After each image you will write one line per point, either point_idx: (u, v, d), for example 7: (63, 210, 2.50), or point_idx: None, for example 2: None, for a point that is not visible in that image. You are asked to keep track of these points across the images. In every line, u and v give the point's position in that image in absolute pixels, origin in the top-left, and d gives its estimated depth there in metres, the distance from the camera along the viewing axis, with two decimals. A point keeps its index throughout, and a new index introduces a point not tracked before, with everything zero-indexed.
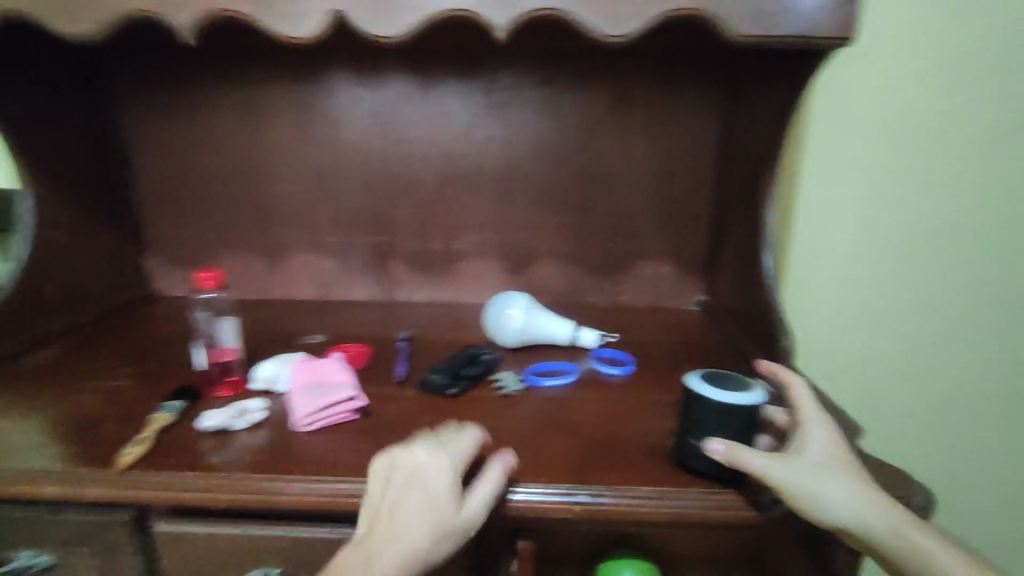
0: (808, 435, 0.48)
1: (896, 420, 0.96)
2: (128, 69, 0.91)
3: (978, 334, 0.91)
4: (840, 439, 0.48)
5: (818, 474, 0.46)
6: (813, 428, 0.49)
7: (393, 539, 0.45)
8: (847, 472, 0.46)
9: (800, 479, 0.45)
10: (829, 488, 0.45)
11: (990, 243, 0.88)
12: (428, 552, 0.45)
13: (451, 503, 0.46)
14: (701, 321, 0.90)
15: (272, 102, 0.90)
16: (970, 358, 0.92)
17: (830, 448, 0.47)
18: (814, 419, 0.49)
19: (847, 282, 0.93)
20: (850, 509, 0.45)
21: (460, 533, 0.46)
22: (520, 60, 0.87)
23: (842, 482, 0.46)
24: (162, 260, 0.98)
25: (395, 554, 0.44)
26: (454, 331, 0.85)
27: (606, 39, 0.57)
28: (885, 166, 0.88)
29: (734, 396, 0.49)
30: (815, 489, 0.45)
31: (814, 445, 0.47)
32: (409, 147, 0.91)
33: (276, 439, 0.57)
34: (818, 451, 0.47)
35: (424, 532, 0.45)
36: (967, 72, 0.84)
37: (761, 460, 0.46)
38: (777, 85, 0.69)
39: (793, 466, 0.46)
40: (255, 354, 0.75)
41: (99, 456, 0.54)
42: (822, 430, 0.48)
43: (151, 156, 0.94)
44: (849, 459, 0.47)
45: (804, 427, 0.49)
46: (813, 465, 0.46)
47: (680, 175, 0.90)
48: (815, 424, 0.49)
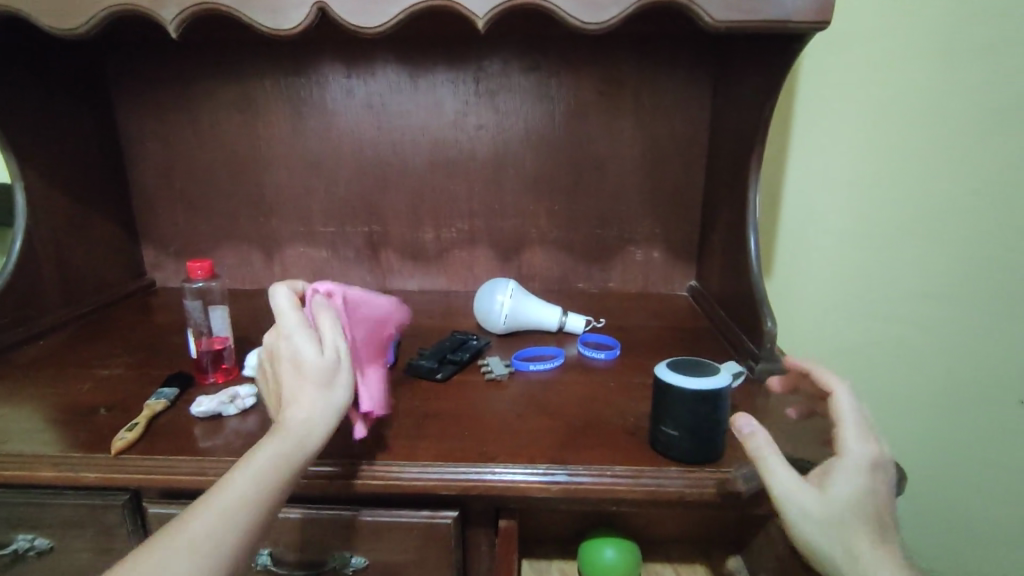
0: (841, 477, 0.42)
1: (886, 403, 0.97)
2: (120, 64, 0.91)
3: (967, 316, 0.91)
4: (880, 491, 0.42)
5: (828, 526, 0.40)
6: (851, 475, 0.42)
7: (286, 402, 0.46)
8: (865, 534, 0.40)
9: (807, 512, 0.40)
10: (834, 533, 0.40)
11: (979, 224, 0.87)
12: (330, 402, 0.46)
13: (309, 346, 0.47)
14: (689, 306, 0.91)
15: (261, 93, 0.91)
16: (960, 339, 0.92)
17: (858, 500, 0.41)
18: (860, 455, 0.43)
19: (833, 264, 0.95)
20: (849, 562, 0.40)
21: (336, 364, 0.47)
22: (506, 46, 0.87)
23: (852, 535, 0.40)
24: (159, 251, 0.99)
25: (301, 415, 0.44)
26: (445, 318, 0.87)
27: (584, 27, 0.57)
28: (869, 148, 0.89)
29: (699, 381, 0.50)
30: (817, 537, 0.40)
31: (845, 481, 0.42)
32: (398, 135, 0.92)
33: (267, 423, 0.59)
34: (844, 494, 0.41)
35: (312, 386, 0.46)
36: (953, 53, 0.83)
37: (780, 471, 0.42)
38: (759, 69, 0.69)
39: (804, 506, 0.41)
40: (248, 342, 0.77)
41: (94, 442, 0.56)
42: (863, 472, 0.42)
43: (146, 149, 0.95)
44: (879, 517, 0.41)
45: (840, 469, 0.42)
46: (833, 504, 0.41)
47: (668, 161, 0.90)
48: (855, 468, 0.42)
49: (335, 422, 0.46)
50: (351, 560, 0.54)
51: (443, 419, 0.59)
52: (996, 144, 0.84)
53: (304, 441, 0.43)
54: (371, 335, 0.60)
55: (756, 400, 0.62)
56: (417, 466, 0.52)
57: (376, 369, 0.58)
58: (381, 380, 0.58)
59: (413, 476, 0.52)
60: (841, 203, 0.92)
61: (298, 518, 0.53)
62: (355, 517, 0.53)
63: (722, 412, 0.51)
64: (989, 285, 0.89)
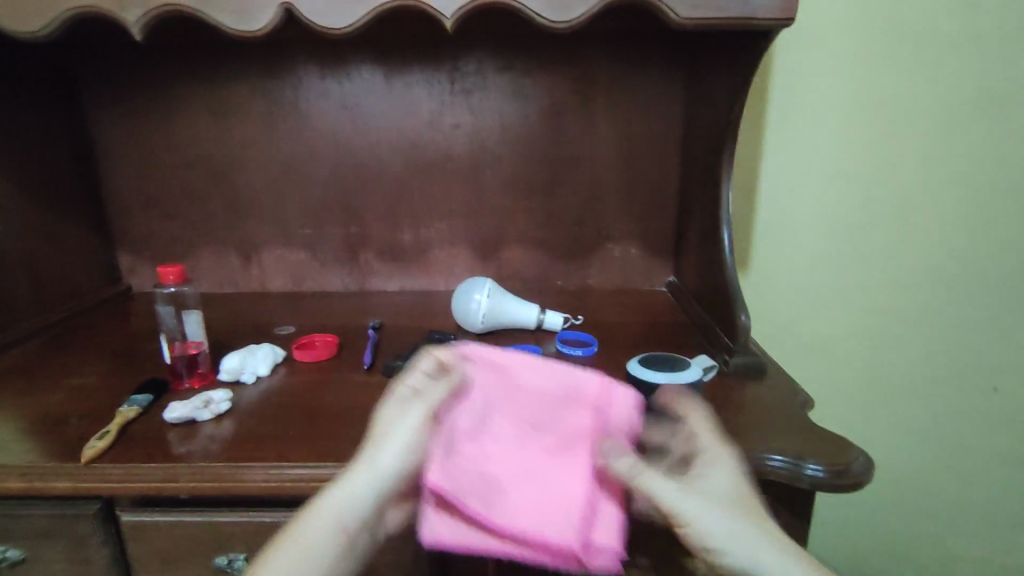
0: (712, 471, 0.43)
1: (852, 389, 1.03)
2: (90, 67, 0.90)
3: (928, 301, 0.97)
4: (744, 478, 0.44)
5: (721, 513, 0.40)
6: (719, 467, 0.44)
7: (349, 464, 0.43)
8: (749, 514, 0.41)
9: (701, 511, 0.40)
10: (729, 525, 0.40)
11: (939, 214, 0.94)
12: (376, 469, 0.41)
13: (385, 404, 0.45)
14: (666, 301, 0.91)
15: (235, 95, 0.90)
16: (921, 323, 0.98)
17: (733, 485, 0.43)
18: (716, 447, 0.45)
19: (808, 258, 0.97)
20: (742, 544, 0.40)
21: (396, 426, 0.42)
22: (481, 45, 0.87)
23: (743, 522, 0.40)
24: (135, 255, 0.98)
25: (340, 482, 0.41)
26: (424, 318, 0.87)
27: (552, 26, 0.58)
28: (839, 144, 0.92)
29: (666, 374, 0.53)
30: (715, 527, 0.40)
31: (716, 475, 0.43)
32: (373, 136, 0.91)
33: (242, 427, 0.59)
34: (719, 485, 0.42)
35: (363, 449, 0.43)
36: (908, 51, 0.88)
37: (663, 482, 0.40)
38: (729, 65, 0.70)
39: (696, 500, 0.40)
40: (224, 346, 0.76)
41: (65, 451, 0.55)
42: (721, 459, 0.44)
43: (119, 153, 0.94)
44: (750, 498, 0.43)
45: (709, 464, 0.44)
46: (716, 497, 0.41)
47: (643, 158, 0.91)
48: (720, 458, 0.44)
49: (376, 493, 0.41)
50: None
51: None
52: (949, 140, 0.91)
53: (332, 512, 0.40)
54: (537, 428, 0.47)
55: (729, 393, 0.63)
56: None
57: (510, 474, 0.45)
58: (504, 489, 0.45)
59: None
60: (815, 198, 0.94)
61: (276, 523, 0.53)
62: None
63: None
64: (945, 272, 0.96)
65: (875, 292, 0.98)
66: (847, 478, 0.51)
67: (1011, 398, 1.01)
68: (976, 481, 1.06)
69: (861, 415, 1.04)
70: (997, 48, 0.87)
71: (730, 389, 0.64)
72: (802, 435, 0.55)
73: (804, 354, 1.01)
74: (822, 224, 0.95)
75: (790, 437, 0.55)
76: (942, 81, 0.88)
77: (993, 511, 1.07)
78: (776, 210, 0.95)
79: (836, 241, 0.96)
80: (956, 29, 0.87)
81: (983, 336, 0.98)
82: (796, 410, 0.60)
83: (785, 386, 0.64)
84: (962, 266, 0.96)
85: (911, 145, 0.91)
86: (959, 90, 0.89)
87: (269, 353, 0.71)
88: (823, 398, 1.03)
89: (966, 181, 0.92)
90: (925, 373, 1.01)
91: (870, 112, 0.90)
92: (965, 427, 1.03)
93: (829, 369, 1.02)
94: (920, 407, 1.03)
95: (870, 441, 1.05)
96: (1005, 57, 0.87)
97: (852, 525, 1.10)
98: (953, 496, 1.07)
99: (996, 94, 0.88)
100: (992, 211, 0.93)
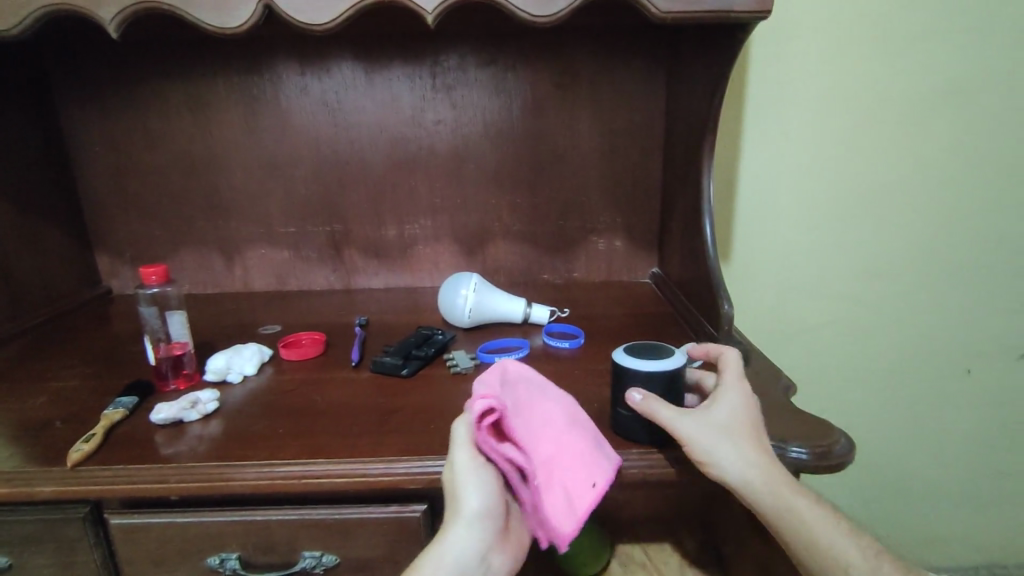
0: (722, 399, 0.50)
1: (831, 376, 1.05)
2: (63, 65, 0.88)
3: (902, 287, 1.00)
4: (751, 409, 0.50)
5: (718, 435, 0.48)
6: (730, 396, 0.50)
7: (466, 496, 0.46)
8: (746, 438, 0.48)
9: (698, 435, 0.48)
10: (723, 448, 0.47)
11: (912, 202, 0.96)
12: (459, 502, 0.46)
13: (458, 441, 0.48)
14: (650, 292, 0.92)
15: (215, 92, 0.89)
16: (897, 309, 1.01)
17: (738, 412, 0.49)
18: (731, 384, 0.51)
19: (788, 247, 0.98)
20: (735, 461, 0.47)
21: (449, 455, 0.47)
22: (462, 40, 0.87)
23: (738, 444, 0.47)
24: (114, 258, 0.97)
25: (434, 540, 0.45)
26: (411, 314, 0.87)
27: (530, 21, 0.58)
28: (816, 135, 0.93)
29: (654, 365, 0.51)
30: (712, 448, 0.47)
31: (725, 403, 0.50)
32: (355, 132, 0.91)
33: (230, 427, 0.58)
34: (723, 405, 0.49)
35: (449, 503, 0.47)
36: (879, 44, 0.89)
37: (668, 410, 0.49)
38: (708, 58, 0.71)
39: (701, 426, 0.48)
40: (209, 346, 0.76)
41: (51, 455, 0.55)
42: (733, 391, 0.51)
43: (95, 152, 0.92)
44: (754, 425, 0.49)
45: (720, 394, 0.50)
46: (718, 422, 0.48)
47: (626, 151, 0.92)
48: (732, 389, 0.51)
49: (477, 535, 0.45)
50: (322, 559, 0.54)
51: (407, 415, 0.60)
52: (920, 130, 0.93)
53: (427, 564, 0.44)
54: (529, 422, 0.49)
55: None
56: (383, 462, 0.52)
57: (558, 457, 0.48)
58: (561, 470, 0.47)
59: (378, 471, 0.52)
60: (793, 189, 0.96)
61: (269, 521, 0.53)
62: (328, 514, 0.53)
63: (679, 392, 0.52)
64: (918, 259, 0.98)
65: (853, 279, 1.00)
66: (829, 459, 0.52)
67: (983, 379, 1.04)
68: (951, 460, 1.09)
69: (842, 400, 1.06)
70: (962, 39, 0.89)
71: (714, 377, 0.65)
72: (784, 419, 0.56)
73: (786, 342, 1.03)
74: (801, 213, 0.97)
75: (772, 421, 0.56)
76: (912, 73, 0.91)
77: (967, 490, 1.11)
78: (755, 202, 0.96)
79: (815, 230, 0.97)
80: (925, 23, 0.89)
81: (955, 320, 1.01)
82: (778, 395, 0.61)
83: (767, 372, 0.66)
84: (934, 253, 0.98)
85: (885, 135, 0.93)
86: (927, 82, 0.91)
87: (256, 352, 0.71)
88: (805, 384, 1.05)
89: (936, 170, 0.94)
90: (902, 358, 1.03)
91: (845, 103, 0.92)
92: (939, 409, 1.06)
93: (810, 356, 1.04)
94: (898, 391, 1.05)
95: (852, 425, 1.07)
96: (969, 48, 0.90)
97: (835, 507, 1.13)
98: (931, 476, 1.10)
99: (962, 84, 0.91)
100: (960, 200, 0.96)
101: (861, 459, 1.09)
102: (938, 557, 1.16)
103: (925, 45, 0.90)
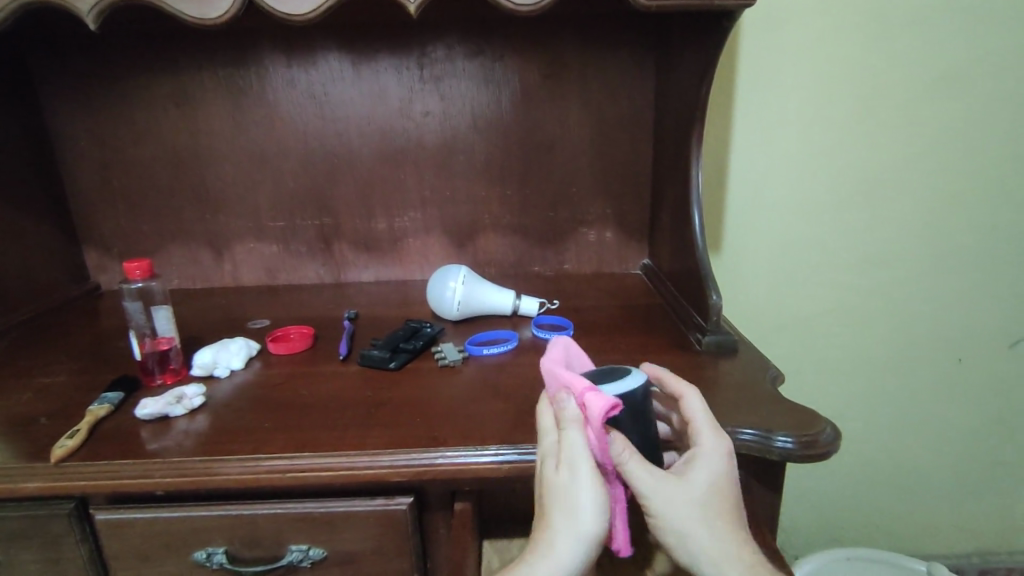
0: (699, 468, 0.44)
1: (822, 366, 1.05)
2: (47, 58, 0.87)
3: (892, 276, 1.00)
4: (728, 483, 0.44)
5: (689, 514, 0.42)
6: (708, 464, 0.44)
7: (574, 510, 0.40)
8: (719, 519, 0.42)
9: (669, 509, 0.41)
10: (696, 527, 0.42)
11: (902, 192, 0.96)
12: (570, 520, 0.40)
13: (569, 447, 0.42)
14: (640, 284, 0.92)
15: (200, 85, 0.89)
16: (887, 297, 1.01)
17: (714, 487, 0.43)
18: (713, 450, 0.44)
19: (778, 237, 0.98)
20: (703, 542, 0.42)
21: (564, 465, 0.42)
22: (449, 30, 0.86)
23: (712, 525, 0.42)
24: (102, 252, 0.96)
25: (543, 556, 0.40)
26: (400, 308, 0.86)
27: (511, 10, 0.58)
28: (805, 125, 0.93)
29: (625, 386, 0.46)
30: (678, 527, 0.42)
31: (702, 472, 0.43)
32: (342, 125, 0.90)
33: (217, 421, 0.58)
34: (702, 477, 0.43)
35: (557, 514, 0.41)
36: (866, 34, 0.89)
37: (641, 475, 0.41)
38: (696, 47, 0.70)
39: (672, 499, 0.42)
40: (197, 341, 0.76)
41: (35, 452, 0.54)
42: (715, 457, 0.44)
43: (80, 145, 0.91)
44: (729, 503, 0.43)
45: (698, 460, 0.44)
46: (695, 495, 0.42)
47: (616, 141, 0.91)
48: (713, 455, 0.44)
49: (581, 557, 0.40)
50: (309, 552, 0.54)
51: (394, 408, 0.59)
52: (910, 120, 0.93)
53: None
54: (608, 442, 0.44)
55: (702, 371, 0.64)
56: (369, 455, 0.52)
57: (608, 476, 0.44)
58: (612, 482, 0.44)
59: (364, 464, 0.52)
60: (784, 179, 0.95)
61: (254, 516, 0.53)
62: (313, 508, 0.53)
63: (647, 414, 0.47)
64: (907, 249, 0.98)
65: (843, 268, 1.00)
66: (815, 448, 0.52)
67: (973, 368, 1.04)
68: (944, 448, 1.09)
69: (832, 390, 1.06)
70: (953, 25, 0.89)
71: (703, 368, 0.65)
72: (769, 409, 0.56)
73: (777, 332, 1.03)
74: (792, 203, 0.96)
75: (759, 411, 0.56)
76: (903, 61, 0.90)
77: (957, 478, 1.11)
78: (745, 193, 0.96)
79: (805, 219, 0.97)
80: (914, 11, 0.88)
81: (947, 308, 1.01)
82: (762, 385, 0.61)
83: (756, 362, 0.66)
84: (923, 242, 0.98)
85: (875, 123, 0.93)
86: (916, 71, 0.91)
87: (244, 346, 0.70)
88: (796, 374, 1.05)
89: (927, 158, 0.94)
90: (894, 347, 1.04)
91: (835, 91, 0.91)
92: (928, 398, 1.06)
93: (802, 346, 1.04)
94: (889, 380, 1.06)
95: (842, 415, 1.08)
96: (959, 36, 0.89)
97: (827, 495, 1.13)
98: (923, 464, 1.11)
99: (951, 73, 0.91)
100: (950, 189, 0.96)
101: (851, 449, 1.10)
102: (928, 546, 1.17)
103: (914, 33, 0.89)
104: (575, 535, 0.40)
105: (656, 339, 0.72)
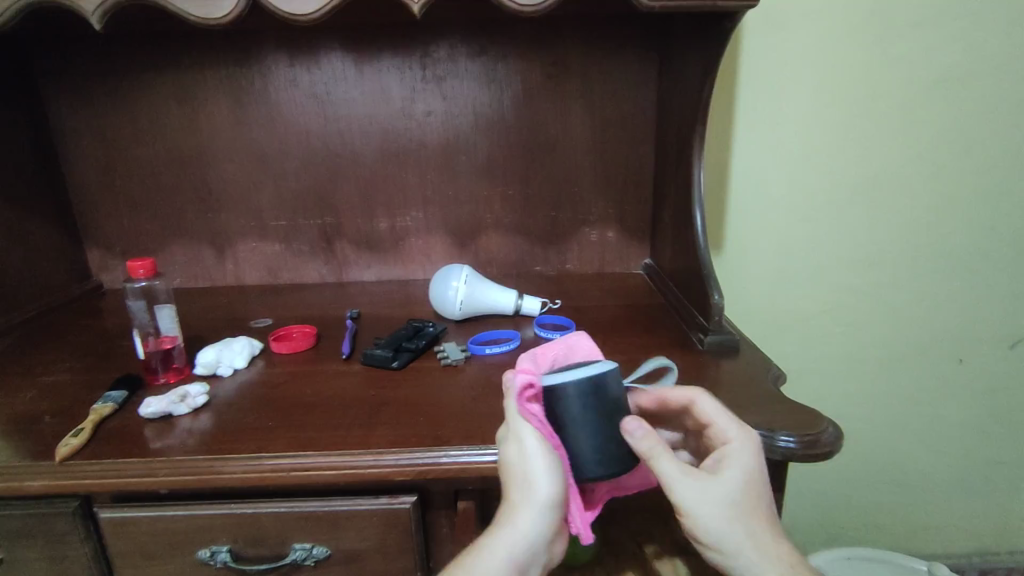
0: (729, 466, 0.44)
1: (823, 366, 1.05)
2: (50, 57, 0.88)
3: (893, 276, 1.00)
4: (758, 480, 0.44)
5: (722, 511, 0.42)
6: (738, 461, 0.44)
7: (528, 479, 0.42)
8: (752, 516, 0.42)
9: (701, 507, 0.41)
10: (729, 525, 0.42)
11: (903, 192, 0.96)
12: (527, 490, 0.42)
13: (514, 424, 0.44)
14: (642, 283, 0.92)
15: (203, 84, 0.89)
16: (888, 298, 1.01)
17: (744, 483, 0.43)
18: (741, 447, 0.45)
19: (779, 237, 0.98)
20: (738, 540, 0.42)
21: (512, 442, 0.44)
22: (452, 30, 0.86)
23: (745, 522, 0.42)
24: (105, 251, 0.96)
25: (504, 528, 0.41)
26: (402, 307, 0.86)
27: (514, 11, 0.58)
28: (807, 125, 0.93)
29: (583, 371, 0.45)
30: (713, 525, 0.42)
31: (733, 469, 0.43)
32: (345, 125, 0.90)
33: (220, 420, 0.58)
34: (732, 473, 0.43)
35: (515, 488, 0.43)
36: (868, 35, 0.89)
37: (673, 471, 0.42)
38: (698, 47, 0.71)
39: (705, 497, 0.42)
40: (200, 340, 0.76)
41: (40, 450, 0.54)
42: (744, 454, 0.44)
43: (83, 145, 0.92)
44: (761, 500, 0.43)
45: (728, 458, 0.44)
46: (727, 493, 0.42)
47: (617, 141, 0.91)
48: (743, 452, 0.44)
49: (543, 523, 0.42)
50: (313, 550, 0.54)
51: (397, 407, 0.60)
52: (911, 120, 0.93)
53: (499, 552, 0.40)
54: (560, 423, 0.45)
55: (704, 370, 0.64)
56: (373, 454, 0.53)
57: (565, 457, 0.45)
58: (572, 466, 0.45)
59: (368, 463, 0.52)
60: (785, 179, 0.95)
61: (258, 514, 0.53)
62: (317, 506, 0.53)
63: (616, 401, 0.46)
64: (908, 249, 0.99)
65: (844, 268, 1.00)
66: (817, 448, 0.53)
67: (974, 368, 1.04)
68: (944, 448, 1.10)
69: (833, 390, 1.07)
70: (955, 26, 0.89)
71: (704, 367, 0.65)
72: (771, 408, 0.56)
73: (778, 332, 1.03)
74: (793, 203, 0.97)
75: (761, 411, 0.56)
76: (904, 62, 0.90)
77: (958, 477, 1.11)
78: (746, 193, 0.96)
79: (806, 219, 0.97)
80: (916, 11, 0.88)
81: (948, 309, 1.01)
82: (764, 384, 0.61)
83: (758, 362, 0.66)
84: (924, 242, 0.98)
85: (876, 123, 0.93)
86: (917, 71, 0.91)
87: (246, 345, 0.71)
88: (797, 374, 1.06)
89: (927, 158, 0.94)
90: (895, 347, 1.04)
91: (837, 91, 0.92)
92: (929, 398, 1.07)
93: (803, 346, 1.04)
94: (890, 380, 1.06)
95: (843, 415, 1.08)
96: (961, 37, 0.89)
97: (828, 495, 1.13)
98: (924, 464, 1.11)
99: (953, 74, 0.91)
100: (952, 189, 0.96)
101: (852, 449, 1.10)
102: (929, 546, 1.17)
103: (916, 34, 0.89)
104: (532, 503, 0.42)
105: (658, 339, 0.73)
